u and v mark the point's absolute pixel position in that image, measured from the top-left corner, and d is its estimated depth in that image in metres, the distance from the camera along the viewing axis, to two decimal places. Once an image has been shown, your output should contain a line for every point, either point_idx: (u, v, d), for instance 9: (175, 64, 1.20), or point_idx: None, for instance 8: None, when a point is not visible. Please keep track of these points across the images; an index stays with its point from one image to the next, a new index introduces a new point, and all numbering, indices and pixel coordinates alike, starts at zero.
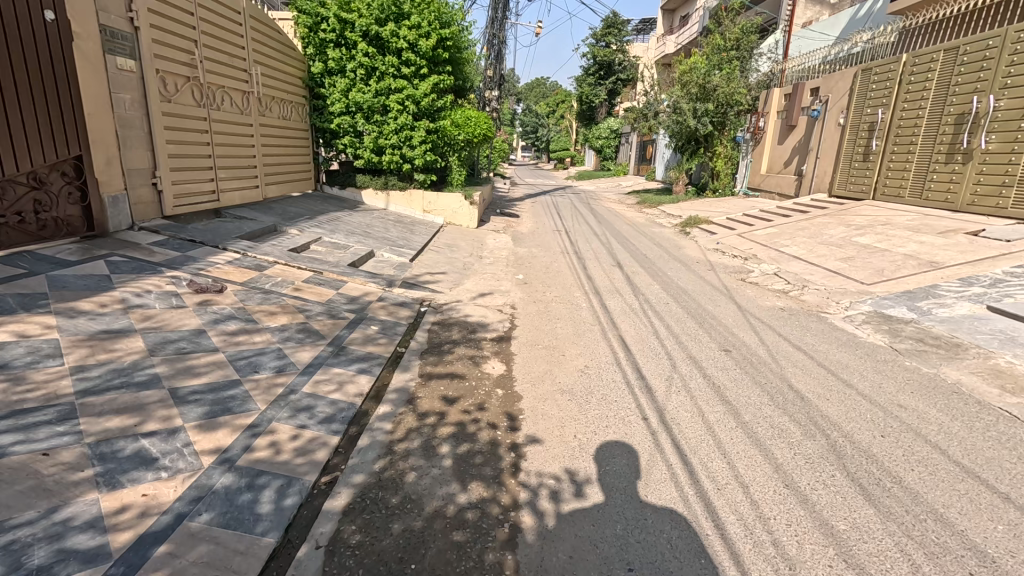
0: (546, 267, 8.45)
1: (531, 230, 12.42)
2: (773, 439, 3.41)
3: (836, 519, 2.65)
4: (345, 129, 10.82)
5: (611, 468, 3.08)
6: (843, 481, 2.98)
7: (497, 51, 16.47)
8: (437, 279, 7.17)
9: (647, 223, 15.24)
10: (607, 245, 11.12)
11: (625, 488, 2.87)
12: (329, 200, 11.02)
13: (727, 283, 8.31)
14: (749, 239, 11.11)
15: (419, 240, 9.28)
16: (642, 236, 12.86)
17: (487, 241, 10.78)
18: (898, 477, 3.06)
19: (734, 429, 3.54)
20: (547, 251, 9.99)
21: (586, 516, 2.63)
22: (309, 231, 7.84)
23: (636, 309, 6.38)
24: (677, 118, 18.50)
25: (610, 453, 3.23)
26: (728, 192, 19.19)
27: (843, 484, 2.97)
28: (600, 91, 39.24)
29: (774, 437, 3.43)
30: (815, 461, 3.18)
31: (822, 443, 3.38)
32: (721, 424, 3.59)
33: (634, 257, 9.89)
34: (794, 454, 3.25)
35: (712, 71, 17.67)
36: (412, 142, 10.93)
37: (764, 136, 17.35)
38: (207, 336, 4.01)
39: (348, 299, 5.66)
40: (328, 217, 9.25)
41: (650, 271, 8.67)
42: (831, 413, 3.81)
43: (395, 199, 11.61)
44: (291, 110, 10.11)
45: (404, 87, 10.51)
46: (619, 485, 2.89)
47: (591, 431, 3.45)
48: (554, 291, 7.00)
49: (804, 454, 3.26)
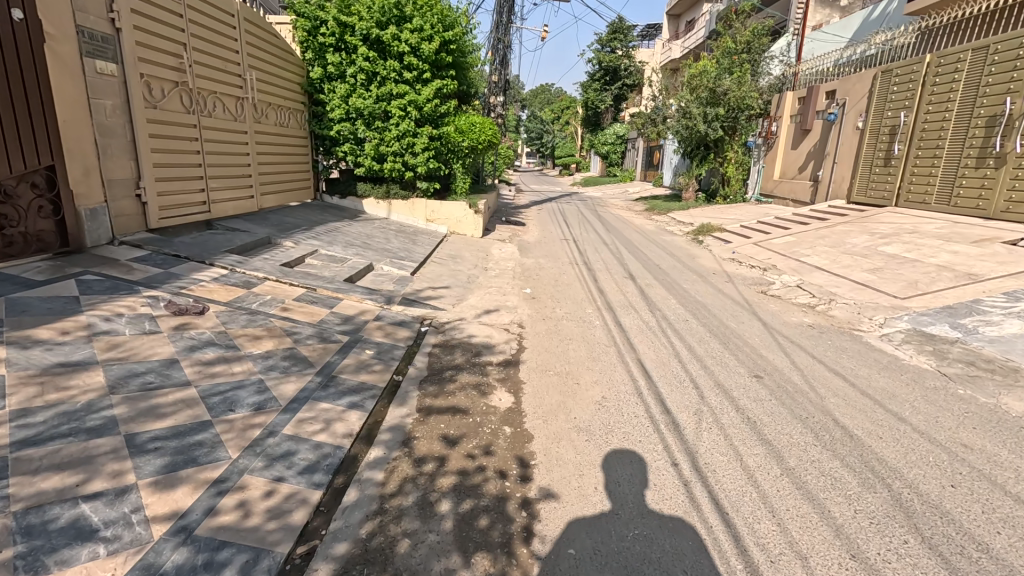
0: (555, 280, 7.99)
1: (538, 239, 11.98)
2: (827, 492, 2.93)
3: None
4: (345, 136, 10.43)
5: (621, 479, 3.04)
6: (920, 551, 2.49)
7: (502, 56, 16.10)
8: (439, 294, 6.73)
9: (657, 230, 14.75)
10: (618, 254, 10.65)
11: (636, 502, 2.82)
12: (328, 209, 10.62)
13: (747, 296, 7.81)
14: (766, 248, 10.61)
15: (421, 252, 8.86)
16: (653, 244, 12.37)
17: (493, 251, 10.34)
18: (982, 542, 2.57)
19: (780, 478, 3.06)
20: (555, 262, 9.53)
21: (595, 528, 2.61)
22: (304, 243, 7.44)
23: (654, 327, 5.91)
24: (686, 123, 18.03)
25: (619, 461, 3.22)
26: (739, 199, 18.69)
27: (921, 555, 2.47)
28: (606, 97, 38.88)
29: (829, 490, 2.96)
30: (881, 522, 2.70)
31: (886, 499, 2.90)
32: (764, 472, 3.12)
33: (647, 268, 9.41)
34: (855, 513, 2.77)
35: (722, 74, 17.21)
36: (415, 149, 10.54)
37: (776, 141, 16.87)
38: (179, 367, 3.58)
39: (341, 319, 5.22)
40: (326, 228, 8.84)
41: (664, 284, 8.19)
42: (889, 457, 3.32)
43: (397, 207, 11.22)
44: (289, 116, 9.75)
45: (406, 92, 10.15)
46: (629, 497, 2.87)
47: (615, 483, 3.00)
48: (564, 308, 6.54)
49: (866, 512, 2.78)
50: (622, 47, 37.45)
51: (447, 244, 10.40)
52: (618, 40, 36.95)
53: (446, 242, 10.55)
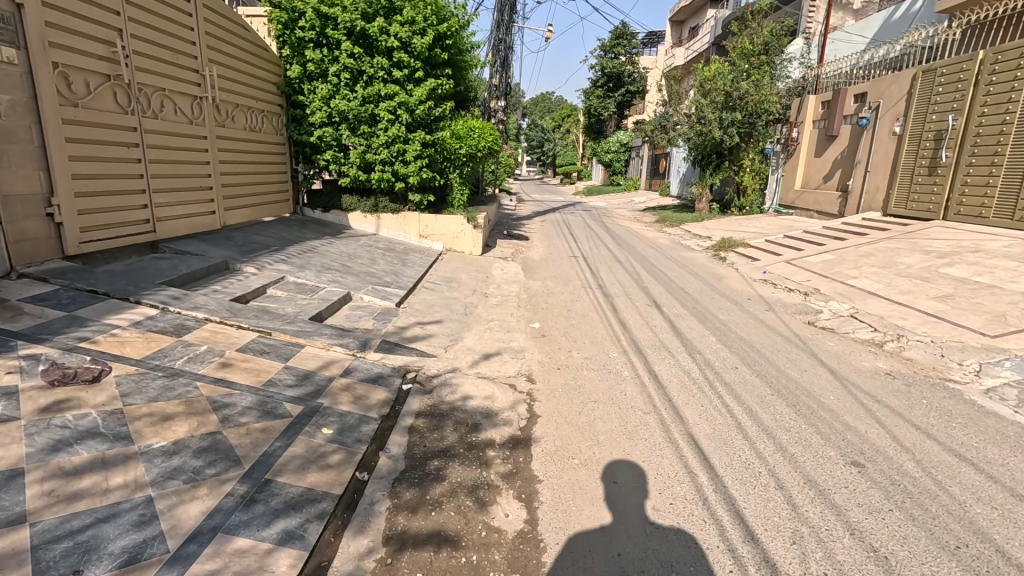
0: (566, 310, 6.81)
1: (543, 257, 10.80)
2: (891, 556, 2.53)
3: None
4: (328, 142, 9.28)
5: (624, 497, 2.97)
6: None
7: (504, 59, 15.04)
8: (429, 333, 5.52)
9: (673, 245, 13.54)
10: (634, 274, 9.44)
11: (639, 519, 2.77)
12: (308, 225, 9.43)
13: (795, 329, 6.61)
14: (803, 268, 9.39)
15: (411, 275, 7.68)
16: (672, 262, 11.15)
17: (494, 271, 9.16)
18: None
19: None
20: (563, 285, 8.36)
21: (597, 541, 2.61)
22: (269, 270, 6.22)
23: (696, 378, 4.72)
24: (700, 130, 16.91)
25: (620, 481, 3.13)
26: (755, 210, 17.54)
27: None
28: (609, 104, 37.90)
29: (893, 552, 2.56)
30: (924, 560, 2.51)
31: None
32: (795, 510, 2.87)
33: (670, 292, 8.21)
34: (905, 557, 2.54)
35: (739, 77, 16.11)
36: (406, 157, 9.41)
37: (797, 148, 15.78)
38: (19, 486, 2.35)
39: (297, 378, 3.99)
40: (301, 248, 7.66)
41: (696, 314, 6.97)
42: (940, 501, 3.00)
43: (387, 222, 10.05)
44: (261, 120, 8.61)
45: (396, 93, 9.04)
46: (629, 508, 2.87)
47: (630, 532, 2.68)
48: (582, 350, 5.34)
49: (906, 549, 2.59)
50: (626, 53, 36.56)
51: (442, 264, 9.22)
52: (621, 46, 36.06)
53: (442, 261, 9.39)
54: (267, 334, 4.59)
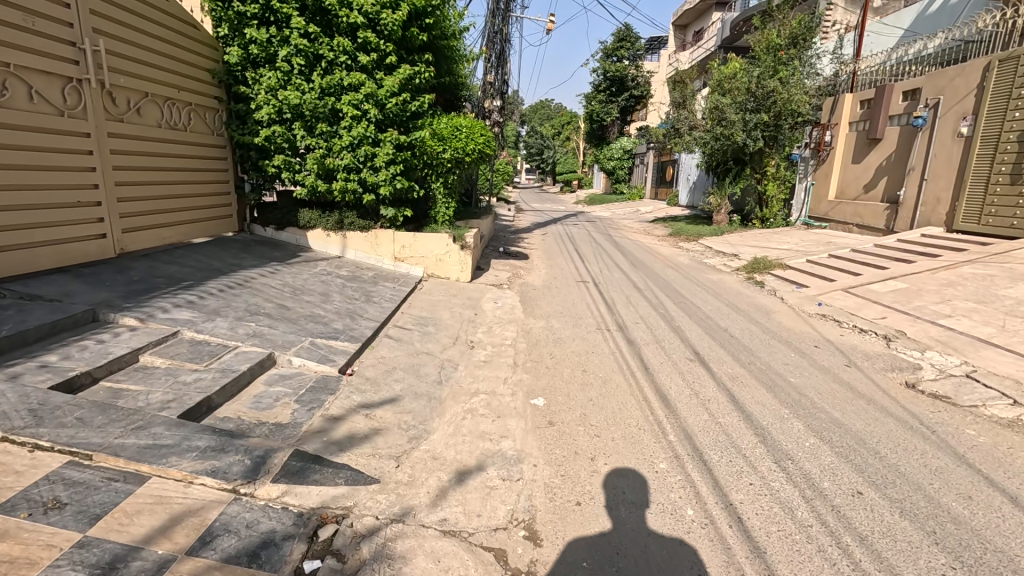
0: (580, 371, 4.96)
1: (546, 283, 8.98)
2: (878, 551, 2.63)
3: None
4: (277, 143, 7.43)
5: (624, 501, 3.00)
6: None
7: (500, 54, 13.35)
8: (377, 427, 3.62)
9: (696, 265, 11.69)
10: (659, 307, 7.62)
11: (639, 525, 2.79)
12: (253, 247, 7.56)
13: (898, 396, 4.78)
14: (871, 299, 7.54)
15: (375, 317, 5.84)
16: (701, 287, 9.30)
17: (484, 304, 7.34)
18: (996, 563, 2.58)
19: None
20: (571, 326, 6.51)
21: (595, 547, 2.62)
22: (155, 324, 4.33)
23: (808, 522, 2.85)
24: (721, 133, 15.14)
25: (620, 485, 3.15)
26: (780, 222, 15.73)
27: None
28: (612, 109, 36.27)
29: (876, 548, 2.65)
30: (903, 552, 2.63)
31: None
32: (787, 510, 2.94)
33: (711, 335, 6.35)
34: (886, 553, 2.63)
35: (767, 73, 14.36)
36: (376, 162, 7.59)
37: (831, 153, 14.05)
38: None
39: (91, 574, 2.07)
40: (226, 282, 5.78)
41: (757, 373, 5.12)
42: (929, 501, 3.09)
43: (354, 241, 8.22)
44: (187, 114, 6.77)
45: (363, 82, 7.26)
46: (629, 515, 2.87)
47: (624, 528, 2.76)
48: (613, 458, 3.45)
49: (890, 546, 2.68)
50: (630, 56, 35.01)
51: (419, 295, 7.39)
52: (625, 49, 34.54)
53: (419, 292, 7.56)
54: (84, 459, 2.68)
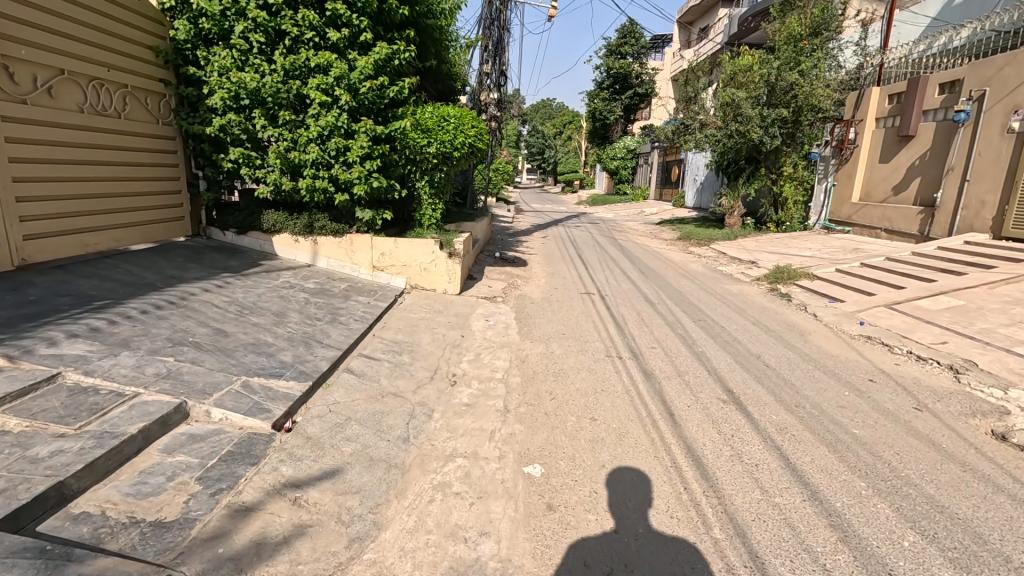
0: (587, 420, 3.92)
1: (546, 294, 7.95)
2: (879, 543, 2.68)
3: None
4: (234, 135, 6.41)
5: (624, 498, 2.99)
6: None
7: (497, 43, 12.36)
8: (305, 522, 2.57)
9: (711, 274, 10.66)
10: (677, 326, 6.58)
11: (639, 521, 2.79)
12: (205, 254, 6.51)
13: (994, 452, 3.76)
14: (923, 318, 6.50)
15: (337, 345, 4.80)
16: (720, 300, 8.28)
17: (473, 323, 6.31)
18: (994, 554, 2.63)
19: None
20: (576, 352, 5.47)
21: (595, 544, 2.60)
22: (31, 364, 3.29)
23: None
24: (736, 130, 14.12)
25: (623, 485, 3.12)
26: (797, 226, 14.69)
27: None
28: (615, 107, 35.24)
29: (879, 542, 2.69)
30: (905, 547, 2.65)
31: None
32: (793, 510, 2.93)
33: (742, 365, 5.31)
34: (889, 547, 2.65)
35: (786, 65, 13.34)
36: (348, 157, 6.56)
37: (855, 152, 13.02)
38: None
39: None
40: (155, 300, 4.74)
41: (810, 421, 4.07)
42: (931, 497, 3.12)
43: (326, 247, 7.21)
44: (121, 99, 5.76)
45: (332, 63, 6.24)
46: (631, 514, 2.85)
47: (626, 521, 2.78)
48: (639, 571, 2.42)
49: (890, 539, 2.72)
50: (633, 53, 34.03)
51: (398, 312, 6.35)
52: (629, 45, 33.56)
53: (398, 308, 6.53)
54: None
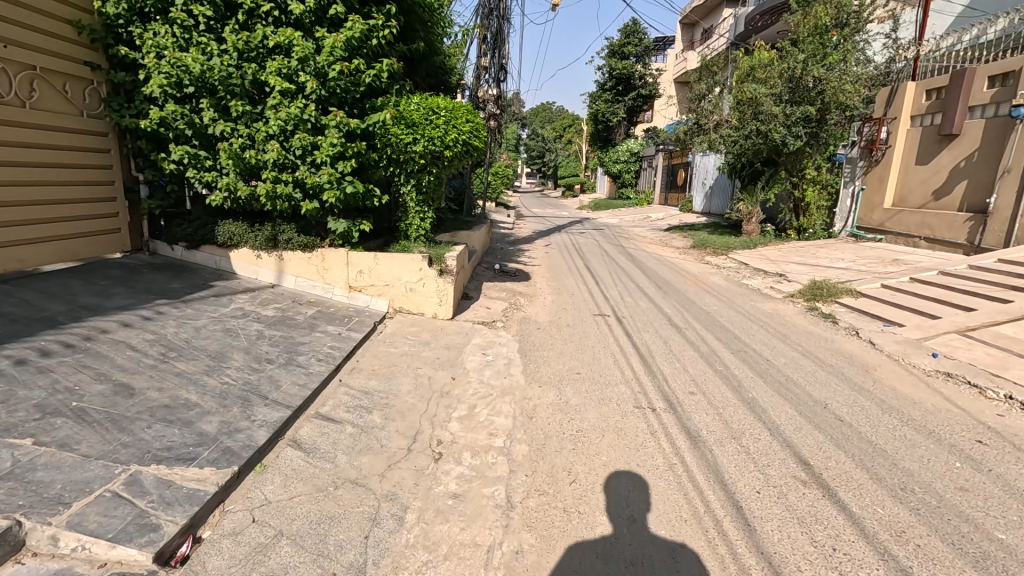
0: (624, 523, 2.78)
1: (555, 318, 6.81)
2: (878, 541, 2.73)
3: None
4: (177, 129, 5.29)
5: (624, 504, 2.97)
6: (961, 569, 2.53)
7: (497, 34, 11.24)
8: None
9: (736, 289, 9.53)
10: (715, 361, 5.45)
11: (638, 524, 2.78)
12: (143, 275, 5.36)
13: None
14: (1013, 350, 5.39)
15: (286, 402, 3.65)
16: (755, 323, 7.15)
17: (467, 357, 5.18)
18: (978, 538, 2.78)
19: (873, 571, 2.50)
20: (596, 400, 4.33)
21: (595, 549, 2.58)
22: None
23: None
24: (758, 129, 13.01)
25: (623, 490, 3.11)
26: (822, 233, 13.57)
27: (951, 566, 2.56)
28: (618, 109, 34.18)
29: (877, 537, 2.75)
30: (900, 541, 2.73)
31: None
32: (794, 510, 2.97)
33: (809, 418, 4.17)
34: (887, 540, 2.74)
35: (814, 57, 12.23)
36: (316, 157, 5.42)
37: (888, 153, 11.93)
38: None
39: None
40: (48, 344, 3.61)
41: (932, 517, 2.94)
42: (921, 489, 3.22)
43: (293, 264, 6.10)
44: (26, 83, 4.68)
45: (295, 42, 5.13)
46: (631, 520, 2.82)
47: (626, 521, 2.80)
48: None
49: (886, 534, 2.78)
50: (636, 54, 33.05)
51: (377, 344, 5.22)
52: (631, 45, 32.57)
53: (377, 338, 5.38)
54: None
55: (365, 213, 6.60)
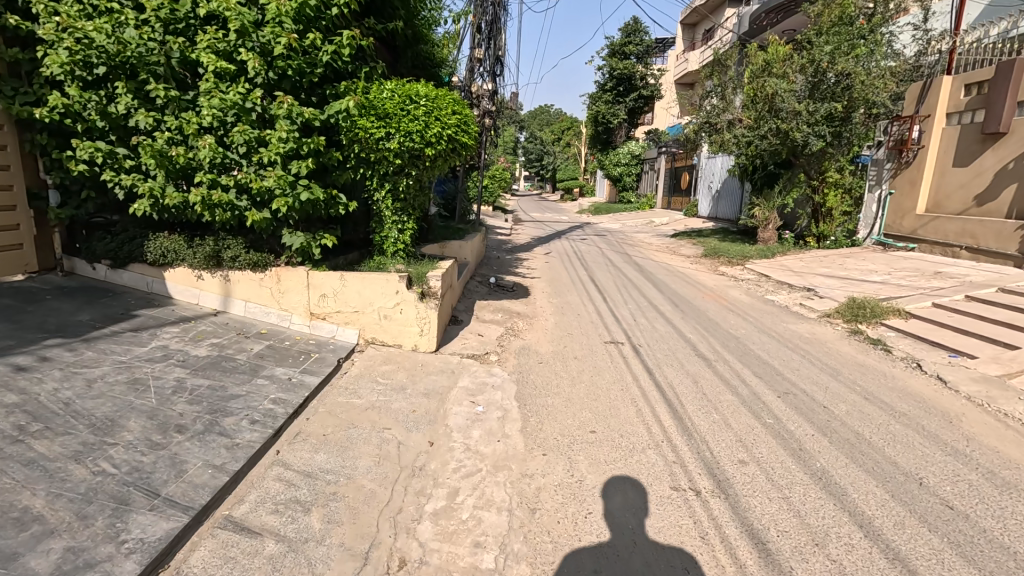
0: (623, 528, 2.80)
1: (560, 349, 5.72)
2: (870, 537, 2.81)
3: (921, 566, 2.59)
4: (88, 120, 4.23)
5: (622, 508, 2.99)
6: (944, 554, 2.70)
7: (492, 23, 10.33)
8: None
9: (761, 307, 8.45)
10: (761, 409, 4.37)
11: (636, 527, 2.81)
12: (44, 304, 4.28)
13: None
14: None
15: (186, 502, 2.55)
16: (795, 352, 6.08)
17: (452, 409, 4.11)
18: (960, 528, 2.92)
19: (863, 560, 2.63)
20: (621, 478, 3.27)
21: (595, 556, 2.59)
22: None
23: None
24: (778, 129, 11.98)
25: (621, 494, 3.12)
26: (845, 241, 12.54)
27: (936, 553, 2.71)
28: (619, 110, 33.16)
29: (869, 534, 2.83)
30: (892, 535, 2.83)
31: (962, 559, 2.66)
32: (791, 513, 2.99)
33: (907, 505, 3.10)
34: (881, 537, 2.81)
35: (840, 49, 11.21)
36: (262, 155, 4.34)
37: (922, 153, 10.94)
38: None
39: None
40: None
41: None
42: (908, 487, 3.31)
43: (242, 286, 5.00)
44: None
45: (230, 9, 4.06)
46: (629, 524, 2.84)
47: (623, 523, 2.84)
48: None
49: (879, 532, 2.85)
50: (637, 53, 32.11)
51: (338, 391, 4.13)
52: (633, 44, 31.60)
53: (340, 382, 4.30)
54: None
55: (331, 223, 5.52)
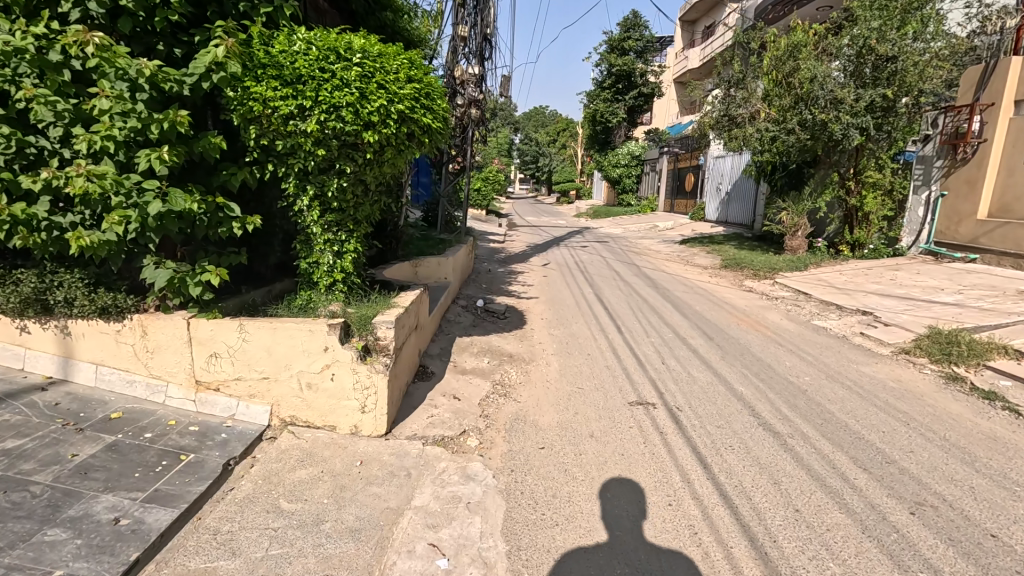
0: (621, 533, 2.76)
1: (571, 421, 4.04)
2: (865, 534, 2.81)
3: (912, 563, 2.61)
4: None
5: (621, 514, 2.93)
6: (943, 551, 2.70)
7: None
8: None
9: (812, 336, 6.78)
10: (901, 550, 2.71)
11: (636, 533, 2.77)
12: None
13: None
14: None
15: None
16: (890, 413, 4.43)
17: (397, 565, 2.45)
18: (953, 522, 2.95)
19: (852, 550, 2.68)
20: (643, 555, 2.60)
21: (590, 560, 2.56)
22: None
23: None
24: (811, 120, 10.36)
25: (619, 498, 3.08)
26: (886, 250, 10.97)
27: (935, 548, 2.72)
28: (619, 109, 31.61)
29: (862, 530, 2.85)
30: (883, 530, 2.85)
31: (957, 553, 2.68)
32: (782, 510, 3.01)
33: None
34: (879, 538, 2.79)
35: (889, 24, 9.55)
36: (80, 138, 2.61)
37: (985, 148, 9.46)
38: None
39: None
40: None
41: None
42: (904, 484, 3.32)
43: (87, 343, 3.33)
44: None
45: None
46: (626, 528, 2.81)
47: (622, 528, 2.80)
48: None
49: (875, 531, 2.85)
50: (636, 50, 30.56)
51: (198, 540, 2.43)
52: (632, 40, 30.09)
53: (211, 516, 2.60)
54: None
55: (235, 245, 3.81)
